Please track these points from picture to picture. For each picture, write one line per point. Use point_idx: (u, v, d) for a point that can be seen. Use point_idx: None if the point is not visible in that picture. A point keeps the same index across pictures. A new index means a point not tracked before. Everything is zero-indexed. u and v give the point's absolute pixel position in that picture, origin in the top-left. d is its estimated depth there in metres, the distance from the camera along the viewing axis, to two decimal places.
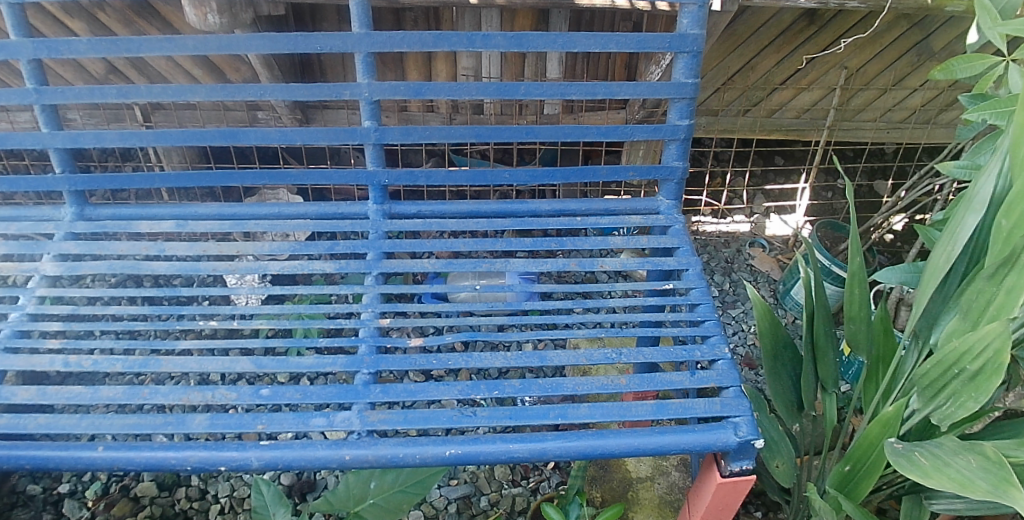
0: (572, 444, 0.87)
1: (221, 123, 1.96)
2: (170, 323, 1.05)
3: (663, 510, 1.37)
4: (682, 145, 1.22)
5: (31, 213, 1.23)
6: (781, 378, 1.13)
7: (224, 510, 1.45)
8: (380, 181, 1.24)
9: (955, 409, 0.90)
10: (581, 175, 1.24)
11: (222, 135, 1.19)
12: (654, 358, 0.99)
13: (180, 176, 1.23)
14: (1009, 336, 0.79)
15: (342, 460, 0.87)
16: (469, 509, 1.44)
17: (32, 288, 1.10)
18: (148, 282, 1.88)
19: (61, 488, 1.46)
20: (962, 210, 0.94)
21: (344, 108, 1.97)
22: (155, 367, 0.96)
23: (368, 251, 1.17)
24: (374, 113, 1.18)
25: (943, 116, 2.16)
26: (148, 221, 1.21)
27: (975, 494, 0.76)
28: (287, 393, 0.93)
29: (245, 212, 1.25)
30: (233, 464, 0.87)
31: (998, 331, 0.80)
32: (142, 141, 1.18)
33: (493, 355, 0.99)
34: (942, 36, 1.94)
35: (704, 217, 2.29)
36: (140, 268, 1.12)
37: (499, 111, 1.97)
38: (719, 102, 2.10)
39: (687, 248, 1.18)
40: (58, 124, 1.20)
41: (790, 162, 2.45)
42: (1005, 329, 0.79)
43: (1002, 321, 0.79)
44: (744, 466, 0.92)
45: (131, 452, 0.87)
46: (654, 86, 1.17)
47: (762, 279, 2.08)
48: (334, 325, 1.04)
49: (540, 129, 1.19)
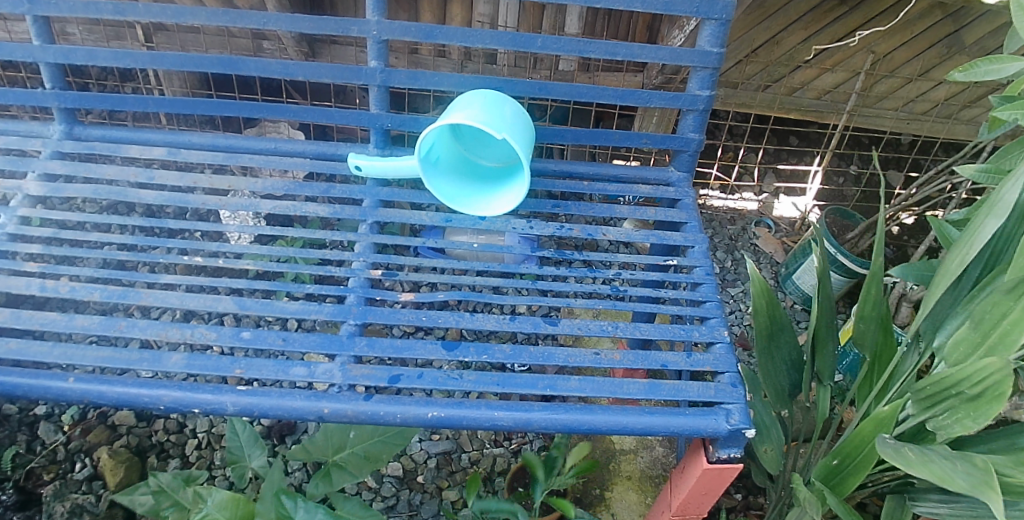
0: (559, 417, 0.85)
1: (225, 50, 1.88)
2: (154, 255, 1.00)
3: (643, 484, 1.38)
4: (700, 116, 1.17)
5: (18, 127, 1.17)
6: (778, 366, 1.11)
7: (201, 446, 1.44)
8: (383, 125, 1.18)
9: (950, 423, 0.88)
10: (593, 138, 1.19)
11: (221, 63, 1.13)
12: (651, 335, 0.96)
13: (176, 102, 1.17)
14: (1008, 371, 0.77)
15: (320, 413, 0.84)
16: (449, 466, 1.43)
17: (14, 207, 1.05)
18: (140, 209, 1.83)
19: (38, 409, 1.44)
20: (982, 215, 0.90)
21: (352, 45, 1.90)
22: (134, 299, 0.92)
23: (365, 198, 1.12)
24: (381, 53, 1.12)
25: (966, 113, 2.09)
26: (138, 146, 1.16)
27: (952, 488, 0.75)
28: (269, 337, 0.90)
29: (240, 145, 1.19)
30: (207, 407, 0.85)
31: (1000, 365, 0.78)
32: (137, 63, 1.12)
33: (486, 317, 0.96)
34: (976, 30, 1.86)
35: (711, 191, 2.24)
36: (126, 195, 1.06)
37: (513, 63, 1.89)
38: (740, 75, 2.02)
39: (696, 225, 1.14)
40: (50, 36, 1.14)
41: (804, 143, 2.37)
42: (1005, 364, 0.77)
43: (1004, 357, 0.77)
44: (732, 454, 0.91)
45: (103, 387, 0.84)
46: (677, 52, 1.11)
47: (764, 260, 2.06)
48: (324, 271, 0.99)
49: (554, 86, 1.12)
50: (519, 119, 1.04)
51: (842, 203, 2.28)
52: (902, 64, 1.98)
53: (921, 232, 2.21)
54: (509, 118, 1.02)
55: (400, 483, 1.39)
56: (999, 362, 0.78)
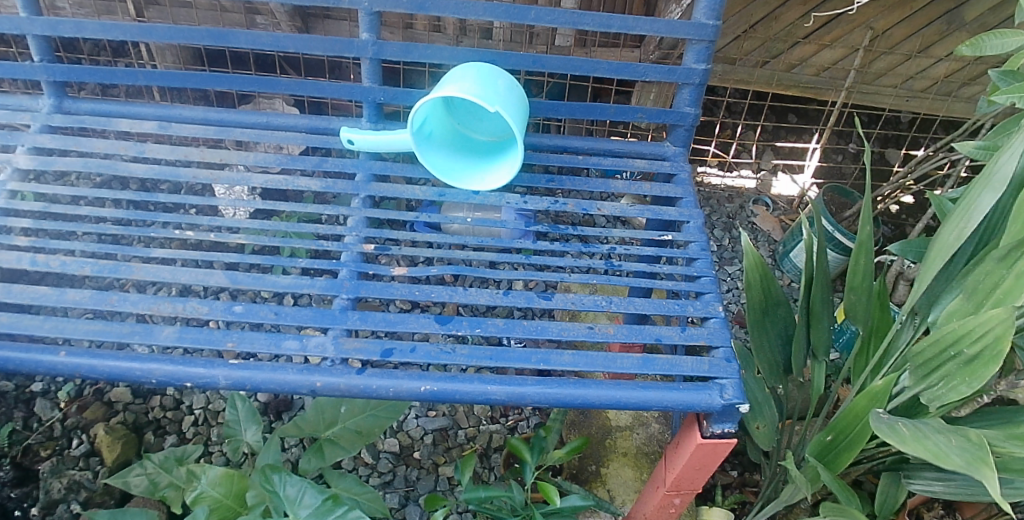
0: (551, 391, 0.85)
1: (217, 25, 1.85)
2: (145, 229, 0.99)
3: (639, 461, 1.39)
4: (696, 90, 1.16)
5: (6, 100, 1.16)
6: (774, 342, 1.11)
7: (198, 422, 1.44)
8: (376, 99, 1.16)
9: (945, 392, 0.89)
10: (588, 112, 1.18)
11: (212, 35, 1.11)
12: (645, 310, 0.96)
13: (166, 75, 1.16)
14: (1011, 323, 0.76)
15: (312, 387, 0.84)
16: (446, 442, 1.44)
17: (4, 181, 1.04)
18: (134, 186, 1.82)
19: (34, 386, 1.44)
20: (976, 187, 0.89)
21: (346, 19, 1.87)
22: (126, 273, 0.92)
23: (358, 172, 1.11)
24: (373, 25, 1.10)
25: (965, 91, 2.07)
26: (129, 120, 1.14)
27: (946, 465, 0.73)
28: (261, 311, 0.90)
29: (232, 119, 1.18)
30: (200, 381, 0.85)
31: (1002, 317, 0.76)
32: (126, 35, 1.10)
33: (479, 291, 0.95)
34: (976, 7, 1.85)
35: (709, 168, 2.23)
36: (117, 169, 1.05)
37: (509, 38, 1.86)
38: (738, 51, 2.00)
39: (691, 200, 1.13)
40: (37, 7, 1.12)
41: (803, 121, 2.34)
42: (1009, 315, 0.75)
43: (1007, 307, 0.76)
44: (725, 429, 0.91)
45: (95, 361, 0.84)
46: (673, 24, 1.09)
47: (762, 238, 2.06)
48: (317, 245, 0.98)
49: (548, 59, 1.11)
50: (512, 92, 1.02)
51: (840, 181, 2.27)
52: (901, 40, 1.96)
53: (919, 211, 2.20)
54: (502, 91, 1.01)
55: (397, 459, 1.40)
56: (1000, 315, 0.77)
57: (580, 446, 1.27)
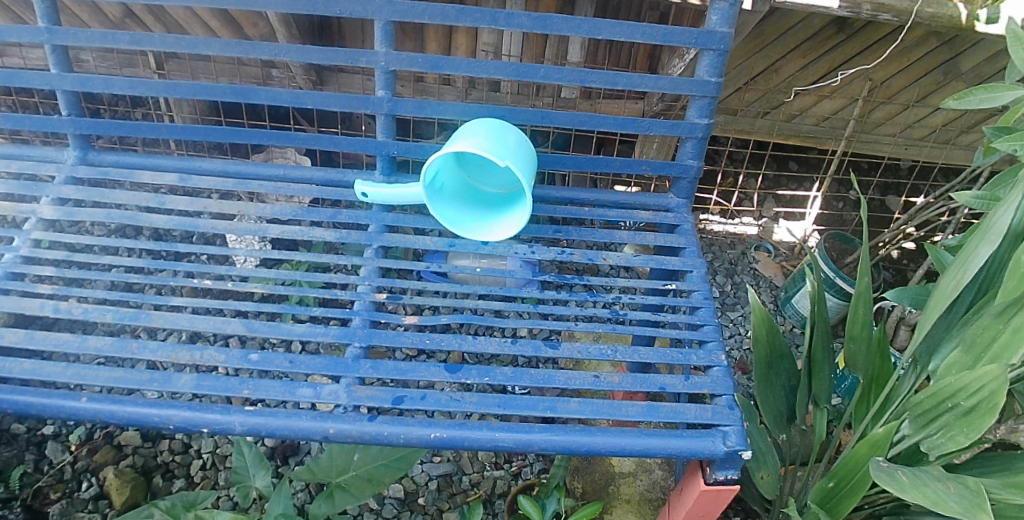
0: (558, 438, 0.87)
1: (234, 77, 1.92)
2: (163, 278, 1.03)
3: (642, 507, 1.39)
4: (699, 143, 1.20)
5: (33, 152, 1.21)
6: (777, 393, 1.13)
7: (206, 466, 1.46)
8: (390, 152, 1.21)
9: (944, 441, 0.89)
10: (593, 165, 1.22)
11: (233, 92, 1.17)
12: (649, 359, 0.98)
13: (186, 129, 1.21)
14: (1005, 380, 0.78)
15: (325, 433, 0.86)
16: (450, 488, 1.44)
17: (28, 231, 1.08)
18: (148, 233, 1.87)
19: (46, 429, 1.46)
20: (977, 240, 0.92)
21: (359, 73, 1.94)
22: (146, 321, 0.95)
23: (370, 224, 1.14)
24: (388, 83, 1.16)
25: (964, 138, 2.12)
26: (149, 171, 1.19)
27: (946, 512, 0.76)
28: (276, 360, 0.92)
29: (250, 171, 1.22)
30: (216, 426, 0.87)
31: (996, 374, 0.78)
32: (152, 92, 1.16)
33: (488, 340, 0.98)
34: (972, 58, 1.88)
35: (711, 216, 2.27)
36: (139, 220, 1.09)
37: (516, 90, 1.92)
38: (739, 102, 2.05)
39: (694, 250, 1.16)
40: (69, 65, 1.18)
41: (804, 169, 2.39)
42: (1002, 373, 0.77)
43: (1001, 364, 0.78)
44: (729, 475, 0.92)
45: (115, 406, 0.86)
46: (677, 81, 1.14)
47: (764, 284, 2.08)
48: (329, 294, 1.01)
49: (556, 115, 1.16)
50: (521, 147, 1.07)
51: (842, 227, 2.30)
52: (899, 90, 2.01)
53: (921, 256, 2.23)
54: (512, 145, 1.05)
55: (402, 505, 1.40)
56: (995, 372, 0.79)
57: (595, 510, 1.22)
